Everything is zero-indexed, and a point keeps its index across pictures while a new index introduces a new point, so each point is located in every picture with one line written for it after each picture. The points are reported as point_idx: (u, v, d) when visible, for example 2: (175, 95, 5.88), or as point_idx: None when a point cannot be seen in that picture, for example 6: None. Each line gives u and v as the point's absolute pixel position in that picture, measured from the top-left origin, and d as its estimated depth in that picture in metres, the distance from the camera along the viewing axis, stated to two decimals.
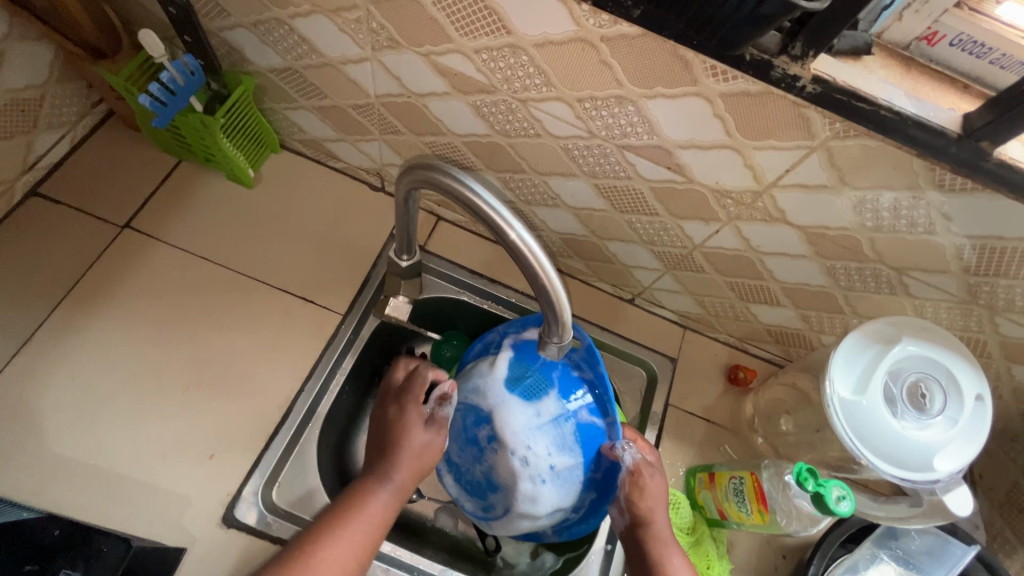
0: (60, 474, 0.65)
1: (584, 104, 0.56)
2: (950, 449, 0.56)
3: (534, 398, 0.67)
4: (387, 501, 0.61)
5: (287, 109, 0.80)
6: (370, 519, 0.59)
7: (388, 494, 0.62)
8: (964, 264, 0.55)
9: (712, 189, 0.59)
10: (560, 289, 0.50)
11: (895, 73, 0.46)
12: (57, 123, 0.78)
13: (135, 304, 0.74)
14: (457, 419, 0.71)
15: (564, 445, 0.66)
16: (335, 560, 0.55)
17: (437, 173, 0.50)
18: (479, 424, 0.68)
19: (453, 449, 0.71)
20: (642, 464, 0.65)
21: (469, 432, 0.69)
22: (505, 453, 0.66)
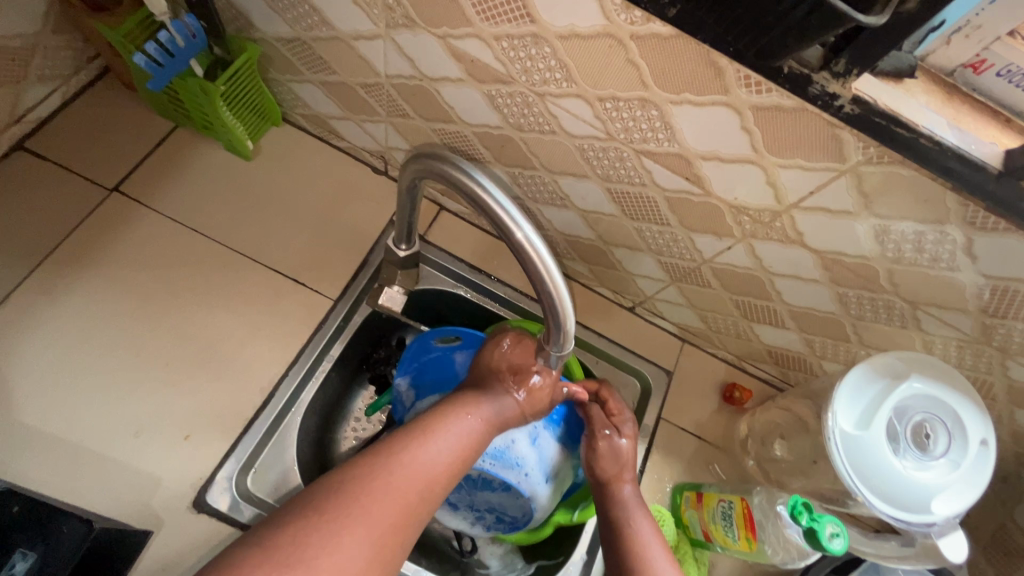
0: (24, 445, 0.62)
1: (605, 104, 0.53)
2: (950, 492, 0.54)
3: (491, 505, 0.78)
4: (479, 429, 0.56)
5: (292, 81, 0.76)
6: (461, 444, 0.53)
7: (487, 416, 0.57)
8: (982, 305, 0.53)
9: (729, 205, 0.56)
10: (564, 296, 0.47)
11: (935, 99, 0.44)
12: (48, 76, 0.74)
13: (118, 272, 0.71)
14: (511, 515, 0.72)
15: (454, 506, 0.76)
16: (428, 469, 0.50)
17: (445, 162, 0.47)
18: (499, 517, 0.72)
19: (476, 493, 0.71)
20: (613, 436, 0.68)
21: (496, 515, 0.72)
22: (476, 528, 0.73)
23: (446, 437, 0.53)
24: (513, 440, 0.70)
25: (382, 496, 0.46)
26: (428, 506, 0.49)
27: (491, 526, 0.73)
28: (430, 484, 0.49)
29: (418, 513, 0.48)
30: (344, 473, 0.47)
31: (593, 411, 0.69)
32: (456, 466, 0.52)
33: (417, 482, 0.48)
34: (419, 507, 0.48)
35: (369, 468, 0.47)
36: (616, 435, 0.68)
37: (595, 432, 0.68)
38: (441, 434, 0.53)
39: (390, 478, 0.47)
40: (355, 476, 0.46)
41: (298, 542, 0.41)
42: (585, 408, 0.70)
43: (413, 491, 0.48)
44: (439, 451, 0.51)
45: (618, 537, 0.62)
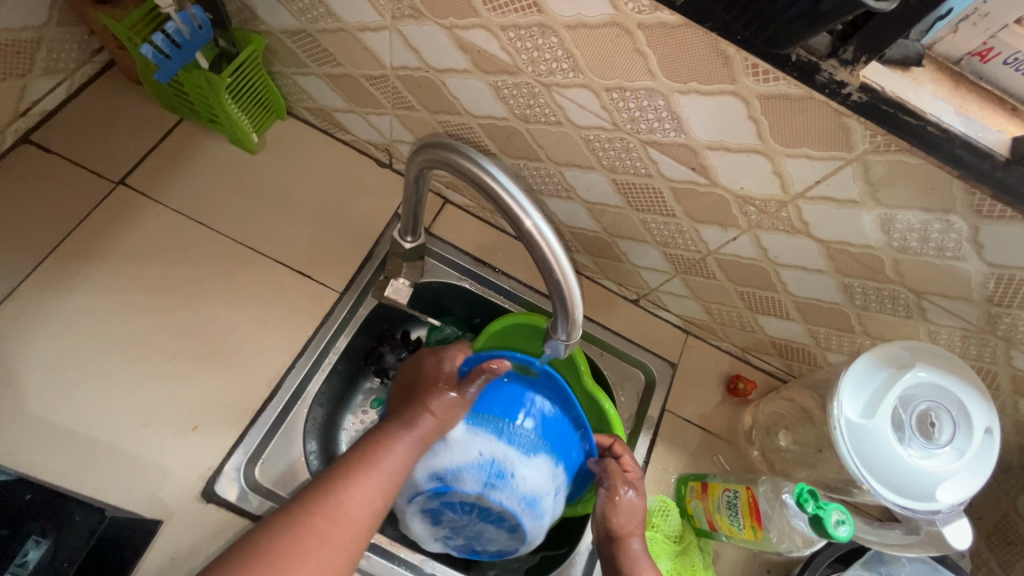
0: (33, 436, 0.62)
1: (611, 94, 0.53)
2: (955, 480, 0.55)
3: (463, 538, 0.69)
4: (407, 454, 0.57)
5: (297, 75, 0.77)
6: (391, 471, 0.55)
7: (414, 438, 0.58)
8: (988, 294, 0.54)
9: (736, 194, 0.57)
10: (573, 284, 0.47)
11: (942, 88, 0.44)
12: (53, 69, 0.74)
13: (125, 265, 0.71)
14: (490, 545, 0.68)
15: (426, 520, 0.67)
16: (360, 502, 0.52)
17: (454, 151, 0.47)
18: (470, 544, 0.68)
19: (469, 518, 0.65)
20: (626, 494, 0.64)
21: (474, 540, 0.68)
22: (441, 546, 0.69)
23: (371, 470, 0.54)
24: (548, 492, 0.64)
25: (315, 538, 0.48)
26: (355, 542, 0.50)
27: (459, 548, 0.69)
28: (354, 521, 0.51)
29: (342, 550, 0.49)
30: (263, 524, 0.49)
31: (614, 470, 0.66)
32: (386, 494, 0.54)
33: (339, 523, 0.50)
34: (343, 544, 0.49)
35: (296, 511, 0.50)
36: (629, 492, 0.65)
37: (612, 488, 0.65)
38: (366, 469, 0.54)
39: (307, 522, 0.49)
40: (275, 525, 0.48)
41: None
42: (603, 463, 0.67)
43: (334, 532, 0.49)
44: (366, 485, 0.53)
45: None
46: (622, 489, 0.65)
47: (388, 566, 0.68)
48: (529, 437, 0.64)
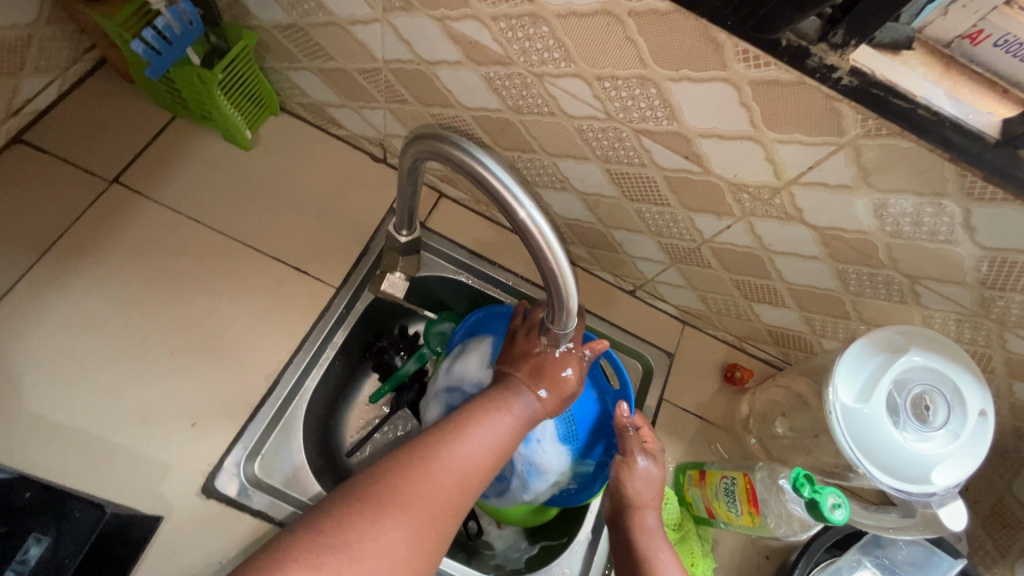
0: (31, 434, 0.62)
1: (603, 83, 0.53)
2: (949, 462, 0.55)
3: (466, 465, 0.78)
4: (515, 425, 0.56)
5: (289, 70, 0.76)
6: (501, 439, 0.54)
7: (518, 414, 0.56)
8: (980, 278, 0.54)
9: (729, 182, 0.57)
10: (568, 274, 0.47)
11: (933, 71, 0.44)
12: (44, 68, 0.74)
13: (121, 263, 0.71)
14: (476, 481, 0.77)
15: None
16: (469, 463, 0.50)
17: (447, 142, 0.47)
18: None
19: None
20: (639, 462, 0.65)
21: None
22: None
23: (479, 429, 0.53)
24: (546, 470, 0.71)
25: (430, 490, 0.47)
26: (464, 501, 0.49)
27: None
28: (465, 479, 0.49)
29: (453, 507, 0.48)
30: (377, 470, 0.47)
31: (628, 433, 0.67)
32: (490, 466, 0.52)
33: (452, 477, 0.48)
34: (454, 502, 0.48)
35: (415, 457, 0.48)
36: (645, 461, 0.66)
37: (628, 453, 0.66)
38: (472, 426, 0.53)
39: (422, 472, 0.47)
40: (391, 471, 0.47)
41: (335, 538, 0.41)
42: (621, 426, 0.67)
43: (446, 487, 0.48)
44: (475, 443, 0.52)
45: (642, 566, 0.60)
46: (637, 455, 0.66)
47: None
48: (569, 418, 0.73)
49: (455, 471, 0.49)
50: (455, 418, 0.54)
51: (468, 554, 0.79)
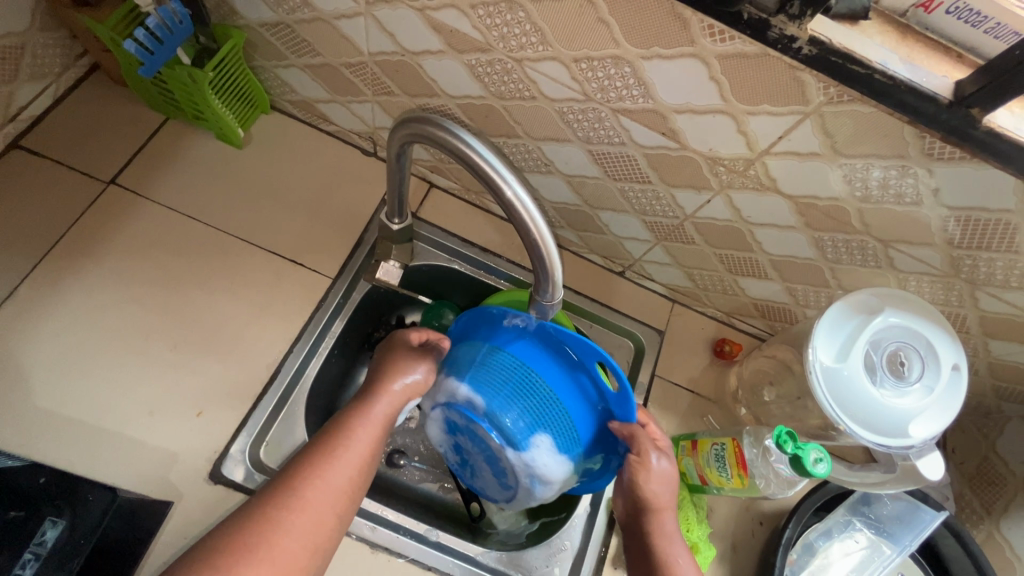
0: (41, 428, 0.64)
1: (580, 65, 0.55)
2: (925, 415, 0.58)
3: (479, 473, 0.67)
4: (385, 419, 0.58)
5: (278, 67, 0.78)
6: (359, 452, 0.55)
7: (380, 416, 0.58)
8: (949, 238, 0.56)
9: (705, 156, 0.59)
10: (551, 246, 0.50)
11: (890, 39, 0.46)
12: (38, 74, 0.76)
13: (121, 261, 0.73)
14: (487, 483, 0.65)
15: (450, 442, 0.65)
16: (328, 488, 0.52)
17: (432, 124, 0.50)
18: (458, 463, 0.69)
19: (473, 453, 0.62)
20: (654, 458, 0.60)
21: (473, 470, 0.65)
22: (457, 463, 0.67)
23: (333, 465, 0.53)
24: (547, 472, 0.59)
25: (285, 527, 0.49)
26: (324, 533, 0.51)
27: (452, 466, 0.68)
28: (318, 516, 0.51)
29: (322, 530, 0.51)
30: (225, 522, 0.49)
31: (639, 443, 0.59)
32: (357, 481, 0.54)
33: (307, 519, 0.50)
34: (308, 544, 0.50)
35: (266, 497, 0.51)
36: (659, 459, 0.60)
37: (642, 456, 0.59)
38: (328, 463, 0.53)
39: (276, 513, 0.49)
40: (238, 521, 0.49)
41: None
42: (630, 429, 0.59)
43: (300, 533, 0.49)
44: (331, 479, 0.52)
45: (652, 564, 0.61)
46: (651, 453, 0.59)
47: (394, 535, 0.71)
48: (564, 425, 0.58)
49: (309, 499, 0.51)
50: (312, 446, 0.55)
51: (471, 532, 0.81)
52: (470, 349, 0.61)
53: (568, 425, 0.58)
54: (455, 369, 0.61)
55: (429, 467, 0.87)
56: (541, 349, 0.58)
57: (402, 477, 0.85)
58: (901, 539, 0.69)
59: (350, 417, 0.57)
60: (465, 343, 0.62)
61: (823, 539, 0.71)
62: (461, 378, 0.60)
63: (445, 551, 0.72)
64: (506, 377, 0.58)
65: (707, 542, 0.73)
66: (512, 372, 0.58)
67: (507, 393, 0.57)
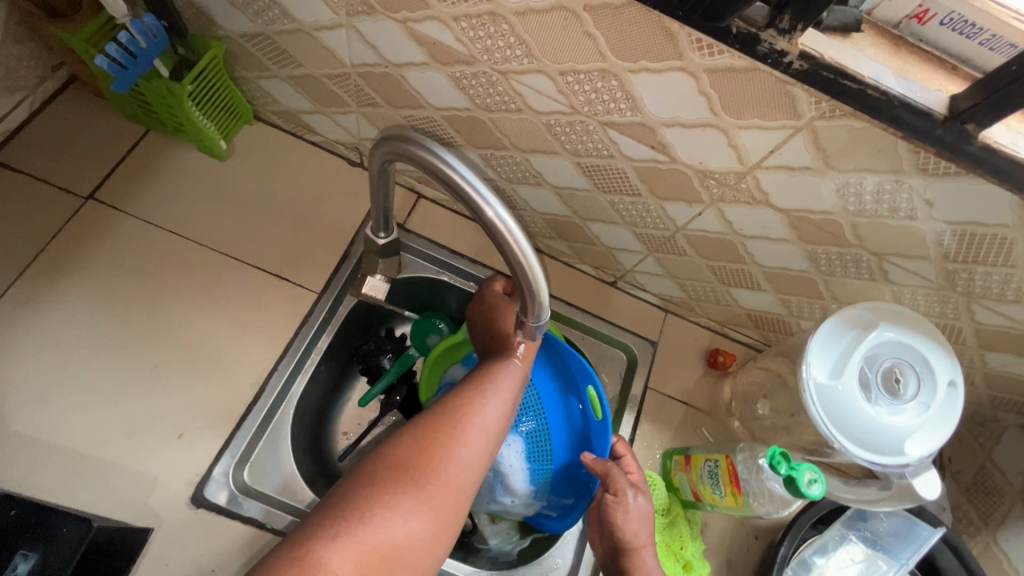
0: (16, 454, 0.62)
1: (566, 78, 0.54)
2: (921, 433, 0.57)
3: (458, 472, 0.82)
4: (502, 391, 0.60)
5: (260, 78, 0.77)
6: (493, 425, 0.58)
7: (504, 380, 0.61)
8: (944, 251, 0.55)
9: (696, 169, 0.58)
10: (536, 267, 0.48)
11: (883, 51, 0.45)
12: (13, 87, 0.74)
13: (100, 278, 0.71)
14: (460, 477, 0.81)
15: None
16: (473, 452, 0.55)
17: (412, 141, 0.48)
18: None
19: None
20: (628, 491, 0.64)
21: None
22: None
23: (457, 447, 0.54)
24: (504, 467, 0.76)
25: (438, 481, 0.51)
26: (459, 501, 0.52)
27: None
28: (457, 482, 0.52)
29: (462, 494, 0.53)
30: (347, 493, 0.48)
31: (612, 477, 0.65)
32: (488, 452, 0.56)
33: (442, 500, 0.50)
34: (436, 526, 0.49)
35: (419, 451, 0.52)
36: (637, 496, 0.65)
37: (619, 493, 0.64)
38: (455, 445, 0.54)
39: (431, 468, 0.51)
40: (386, 467, 0.50)
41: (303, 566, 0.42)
42: (604, 466, 0.66)
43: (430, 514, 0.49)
44: (472, 443, 0.55)
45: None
46: (626, 489, 0.64)
47: None
48: (540, 436, 0.76)
49: (455, 459, 0.53)
50: (451, 408, 0.57)
51: (464, 549, 0.80)
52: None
53: (541, 431, 0.76)
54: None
55: None
56: (543, 371, 0.78)
57: None
58: (899, 554, 0.68)
59: (467, 397, 0.58)
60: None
61: (819, 556, 0.70)
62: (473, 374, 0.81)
63: (434, 571, 0.71)
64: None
65: (701, 559, 0.72)
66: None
67: None
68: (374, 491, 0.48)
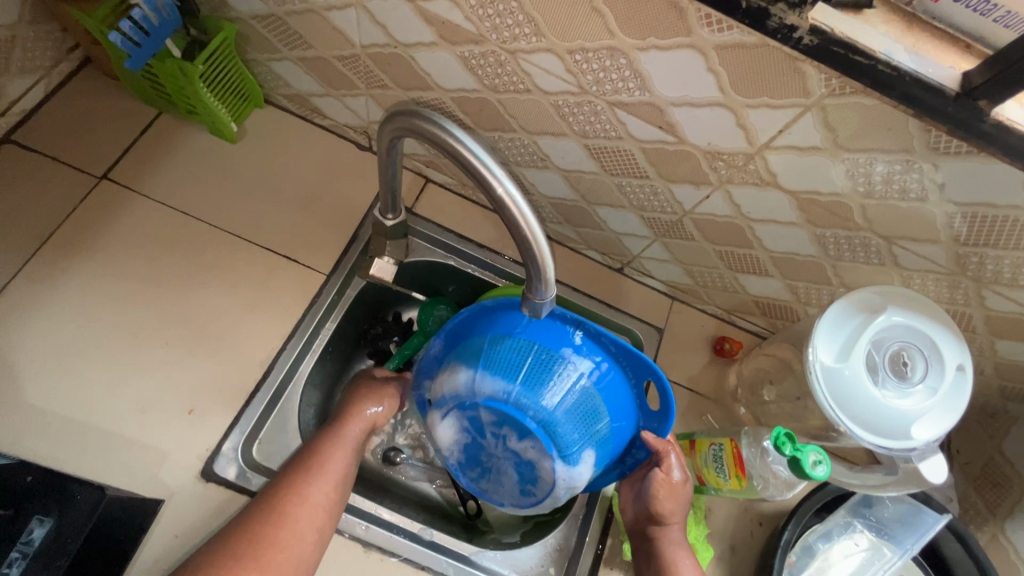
0: (32, 425, 0.64)
1: (575, 57, 0.54)
2: (928, 417, 0.56)
3: (487, 485, 0.66)
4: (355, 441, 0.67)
5: (270, 60, 0.77)
6: (336, 471, 0.63)
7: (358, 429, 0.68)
8: (954, 234, 0.55)
9: (704, 150, 0.57)
10: (543, 243, 0.48)
11: (895, 28, 0.44)
12: (30, 68, 0.75)
13: (113, 256, 0.72)
14: (498, 490, 0.65)
15: (458, 447, 0.64)
16: (316, 502, 0.60)
17: (421, 117, 0.49)
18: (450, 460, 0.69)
19: (486, 454, 0.63)
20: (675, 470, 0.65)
21: (486, 472, 0.65)
22: (461, 470, 0.66)
23: (314, 478, 0.61)
24: (578, 479, 0.61)
25: (269, 544, 0.56)
26: (305, 548, 0.58)
27: (454, 465, 0.66)
28: (304, 533, 0.58)
29: (310, 542, 0.58)
30: (210, 546, 0.56)
31: (670, 457, 0.64)
32: (337, 498, 0.62)
33: (304, 521, 0.59)
34: (303, 542, 0.58)
35: (251, 522, 0.57)
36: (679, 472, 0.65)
37: (666, 469, 0.64)
38: (309, 474, 0.61)
39: (267, 533, 0.57)
40: (224, 538, 0.56)
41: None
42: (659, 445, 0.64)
43: (293, 533, 0.57)
44: (312, 496, 0.60)
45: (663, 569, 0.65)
46: (674, 467, 0.64)
47: (387, 534, 0.70)
48: (603, 433, 0.61)
49: (296, 512, 0.58)
50: (289, 470, 0.62)
51: (468, 531, 0.80)
52: (519, 352, 0.58)
53: (606, 427, 0.61)
54: (495, 366, 0.58)
55: (425, 464, 0.86)
56: (602, 368, 0.60)
57: (396, 474, 0.84)
58: (903, 541, 0.67)
59: (318, 450, 0.64)
60: (505, 343, 0.59)
61: (824, 542, 0.70)
62: (498, 375, 0.58)
63: (439, 550, 0.72)
64: (569, 390, 0.58)
65: (705, 543, 0.72)
66: (574, 384, 0.59)
67: (541, 388, 0.58)
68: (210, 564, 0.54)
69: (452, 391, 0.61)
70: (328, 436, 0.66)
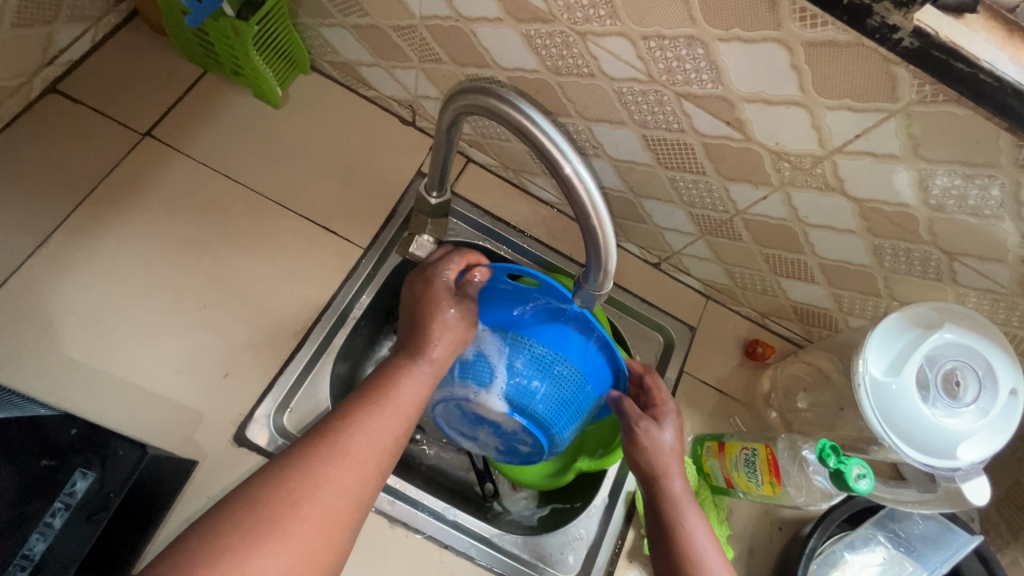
0: (70, 378, 0.64)
1: (649, 43, 0.52)
2: (976, 438, 0.55)
3: (440, 405, 0.70)
4: (427, 375, 0.60)
5: (322, 26, 0.76)
6: (402, 407, 0.57)
7: (427, 372, 0.60)
8: (1022, 255, 0.53)
9: (771, 150, 0.56)
10: (610, 238, 0.49)
11: (997, 35, 0.42)
12: (79, 17, 0.74)
13: (154, 215, 0.72)
14: (447, 413, 0.71)
15: (478, 406, 0.67)
16: (375, 439, 0.53)
17: (495, 95, 0.47)
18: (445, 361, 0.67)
19: (469, 431, 0.72)
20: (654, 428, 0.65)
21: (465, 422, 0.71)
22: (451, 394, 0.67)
23: (380, 417, 0.55)
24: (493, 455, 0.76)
25: (322, 484, 0.49)
26: (366, 490, 0.51)
27: (456, 387, 0.67)
28: (363, 469, 0.51)
29: (370, 479, 0.52)
30: (264, 479, 0.49)
31: (629, 407, 0.66)
32: (399, 440, 0.55)
33: (363, 459, 0.52)
34: (361, 485, 0.51)
35: (302, 456, 0.50)
36: (656, 430, 0.65)
37: (631, 426, 0.65)
38: (377, 411, 0.55)
39: (322, 471, 0.50)
40: (271, 475, 0.49)
41: (228, 554, 0.44)
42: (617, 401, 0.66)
43: (355, 476, 0.51)
44: (374, 435, 0.53)
45: (672, 539, 0.61)
46: (641, 423, 0.65)
47: (412, 512, 0.70)
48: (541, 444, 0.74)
49: (350, 445, 0.52)
50: (350, 404, 0.55)
51: (484, 513, 0.81)
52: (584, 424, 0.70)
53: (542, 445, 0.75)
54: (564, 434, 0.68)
55: (446, 444, 0.87)
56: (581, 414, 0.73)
57: (418, 451, 0.85)
58: (930, 559, 0.68)
59: (387, 381, 0.58)
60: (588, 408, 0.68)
61: (847, 551, 0.70)
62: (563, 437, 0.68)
63: (461, 530, 0.72)
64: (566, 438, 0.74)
65: (725, 543, 0.72)
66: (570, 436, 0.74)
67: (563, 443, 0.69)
68: (259, 495, 0.47)
69: (544, 409, 0.64)
70: (401, 369, 0.59)
